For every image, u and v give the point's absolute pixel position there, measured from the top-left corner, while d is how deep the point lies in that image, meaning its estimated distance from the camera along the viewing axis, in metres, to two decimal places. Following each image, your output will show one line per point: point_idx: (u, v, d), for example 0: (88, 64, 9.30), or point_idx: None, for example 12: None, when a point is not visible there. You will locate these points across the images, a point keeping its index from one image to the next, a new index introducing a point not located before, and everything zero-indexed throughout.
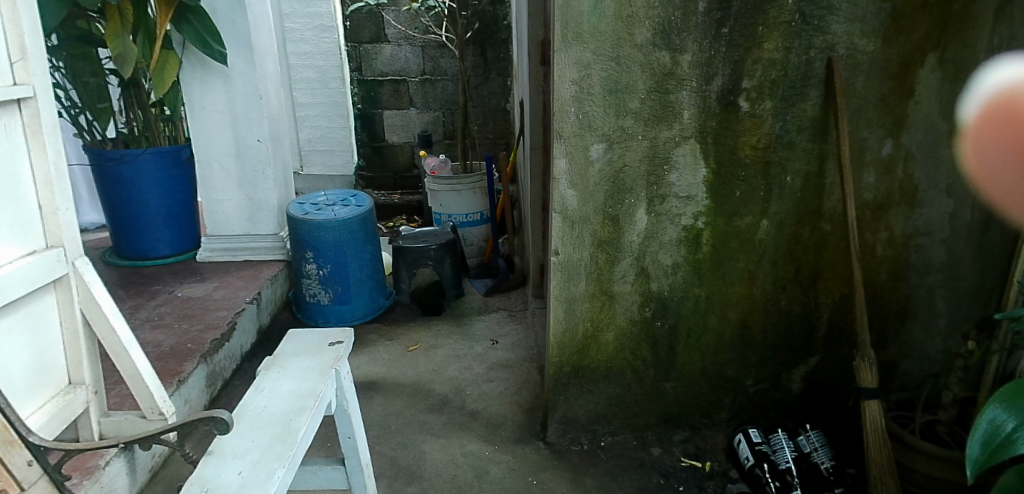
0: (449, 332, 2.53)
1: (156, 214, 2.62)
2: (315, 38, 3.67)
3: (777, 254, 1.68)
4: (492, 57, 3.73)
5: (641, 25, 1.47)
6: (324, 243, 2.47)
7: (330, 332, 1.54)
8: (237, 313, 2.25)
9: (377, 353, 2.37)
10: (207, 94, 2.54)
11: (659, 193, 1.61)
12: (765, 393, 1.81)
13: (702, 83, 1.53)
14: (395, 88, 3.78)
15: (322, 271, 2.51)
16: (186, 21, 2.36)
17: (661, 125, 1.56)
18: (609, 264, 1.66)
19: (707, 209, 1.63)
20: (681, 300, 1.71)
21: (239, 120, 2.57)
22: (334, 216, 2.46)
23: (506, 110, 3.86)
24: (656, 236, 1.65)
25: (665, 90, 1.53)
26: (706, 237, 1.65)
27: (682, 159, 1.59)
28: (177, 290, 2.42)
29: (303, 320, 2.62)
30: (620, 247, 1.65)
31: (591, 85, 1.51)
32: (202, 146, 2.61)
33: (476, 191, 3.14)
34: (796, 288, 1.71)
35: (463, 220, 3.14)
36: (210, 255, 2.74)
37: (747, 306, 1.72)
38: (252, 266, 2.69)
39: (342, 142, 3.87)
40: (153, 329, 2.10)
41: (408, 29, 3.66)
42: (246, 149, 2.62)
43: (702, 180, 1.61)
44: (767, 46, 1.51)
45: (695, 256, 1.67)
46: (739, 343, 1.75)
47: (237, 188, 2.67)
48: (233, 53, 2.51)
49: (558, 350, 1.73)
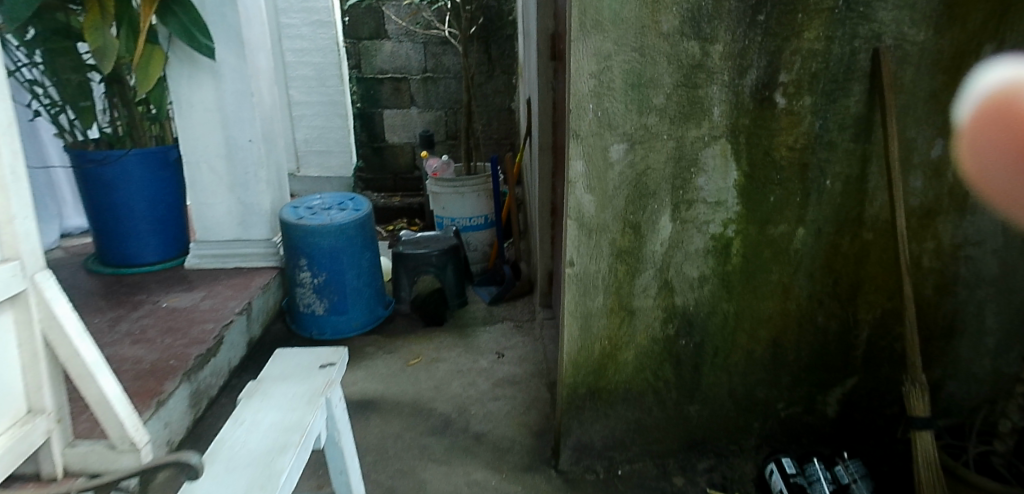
0: (452, 345, 2.37)
1: (142, 219, 2.48)
2: (312, 34, 3.51)
3: (813, 266, 1.52)
4: (497, 54, 3.59)
5: (667, 12, 1.32)
6: (319, 250, 2.32)
7: (321, 352, 1.39)
8: (225, 326, 2.10)
9: (375, 368, 2.22)
10: (196, 91, 2.40)
11: (685, 198, 1.46)
12: (797, 417, 1.65)
13: (734, 75, 1.38)
14: (396, 86, 3.63)
15: (316, 279, 2.36)
16: (172, 13, 2.19)
17: (689, 123, 1.41)
18: (629, 277, 1.51)
19: (738, 216, 1.48)
20: (708, 316, 1.55)
21: (229, 120, 2.43)
22: (329, 221, 2.31)
23: (511, 110, 3.71)
24: (681, 245, 1.49)
25: (693, 84, 1.38)
26: (736, 247, 1.50)
27: (711, 161, 1.44)
28: (162, 301, 2.27)
29: (297, 332, 2.47)
30: (641, 257, 1.50)
31: (610, 78, 1.36)
32: (190, 147, 2.46)
33: (480, 194, 2.98)
34: (834, 303, 1.55)
35: (466, 224, 2.98)
36: (199, 262, 2.58)
37: (780, 322, 1.56)
38: (243, 274, 2.54)
39: (340, 142, 3.71)
40: (133, 344, 1.95)
41: (409, 24, 3.51)
42: (237, 149, 2.47)
43: (732, 184, 1.45)
44: (809, 36, 1.36)
45: (724, 267, 1.51)
46: (771, 362, 1.60)
47: (228, 191, 2.52)
48: (223, 47, 2.37)
49: (573, 371, 1.58)
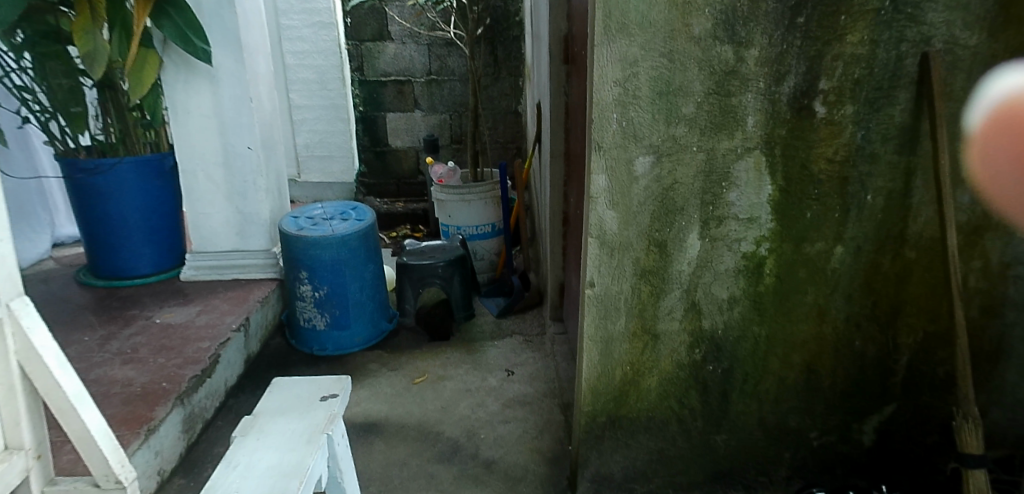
0: (459, 361, 2.26)
1: (136, 230, 2.38)
2: (314, 36, 3.36)
3: (851, 287, 1.41)
4: (503, 56, 3.49)
5: (699, 15, 1.22)
6: (320, 263, 2.22)
7: (324, 381, 1.29)
8: (221, 344, 2.00)
9: (379, 387, 2.11)
10: (192, 96, 2.29)
11: (714, 214, 1.36)
12: (831, 447, 1.54)
13: (770, 82, 1.28)
14: (399, 89, 3.53)
15: (317, 293, 2.25)
16: (167, 15, 2.09)
17: (719, 134, 1.31)
18: (653, 298, 1.40)
19: (772, 234, 1.37)
20: (738, 340, 1.44)
21: (227, 126, 2.33)
22: (331, 232, 2.21)
23: (518, 113, 3.61)
24: (710, 265, 1.38)
25: (726, 92, 1.28)
26: (770, 266, 1.39)
27: (743, 175, 1.33)
28: (156, 316, 2.17)
29: (297, 347, 2.36)
30: (667, 278, 1.39)
31: (636, 86, 1.27)
32: (187, 154, 2.36)
33: (487, 201, 2.88)
34: (874, 327, 1.44)
35: (473, 233, 2.87)
36: (195, 274, 2.47)
37: (815, 347, 1.45)
38: (240, 287, 2.43)
39: (342, 147, 3.57)
40: (124, 365, 1.85)
41: (413, 25, 3.41)
42: (235, 157, 2.37)
43: (767, 200, 1.35)
44: (853, 39, 1.26)
45: (756, 289, 1.40)
46: (804, 390, 1.49)
47: (225, 200, 2.42)
48: (221, 50, 2.27)
49: (592, 398, 1.47)
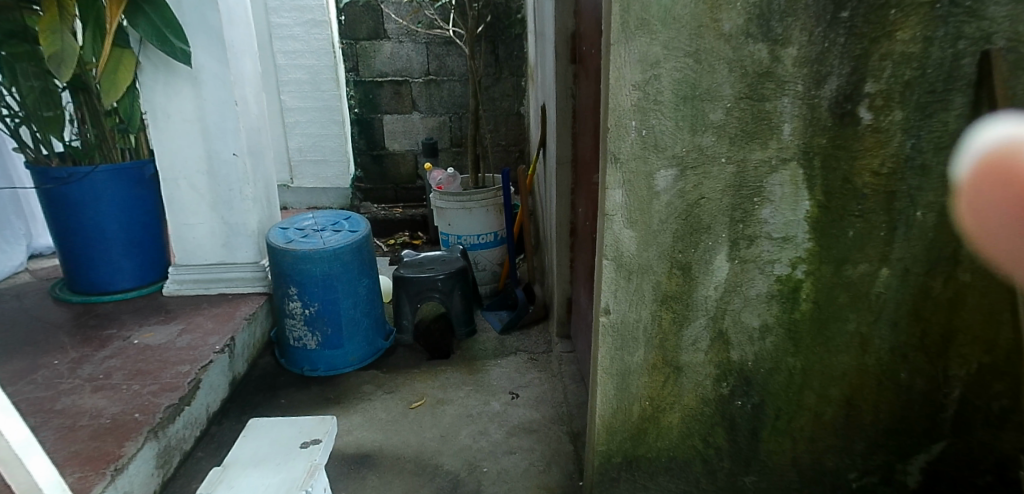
0: (460, 382, 2.11)
1: (114, 242, 2.23)
2: (304, 34, 3.21)
3: (897, 314, 1.25)
4: (505, 55, 3.34)
5: (730, 8, 1.08)
6: (309, 278, 2.07)
7: (306, 423, 1.15)
8: (202, 368, 1.85)
9: (373, 412, 1.95)
10: (173, 99, 2.15)
11: (746, 233, 1.21)
12: (872, 488, 1.39)
13: (810, 85, 1.13)
14: (396, 90, 3.38)
15: (308, 310, 2.10)
16: (141, 13, 1.94)
17: (752, 143, 1.16)
18: (676, 327, 1.26)
19: (809, 254, 1.22)
20: (771, 373, 1.30)
21: (211, 132, 2.19)
22: (323, 245, 2.07)
23: (520, 114, 3.46)
24: (739, 290, 1.24)
25: (760, 96, 1.14)
26: (807, 291, 1.24)
27: (778, 189, 1.19)
28: (134, 336, 2.02)
29: (287, 367, 2.21)
30: (691, 305, 1.25)
31: (657, 90, 1.13)
32: (168, 161, 2.21)
33: (489, 209, 2.72)
34: (922, 358, 1.28)
35: (474, 242, 2.72)
36: (178, 288, 2.32)
37: (856, 380, 1.30)
38: (227, 302, 2.28)
39: (336, 151, 3.41)
40: (95, 393, 1.70)
41: (410, 23, 3.26)
42: (219, 165, 2.23)
43: (804, 217, 1.20)
44: (903, 36, 1.10)
45: (791, 316, 1.26)
46: (843, 427, 1.34)
47: (210, 210, 2.28)
48: (202, 51, 2.12)
49: (607, 436, 1.33)
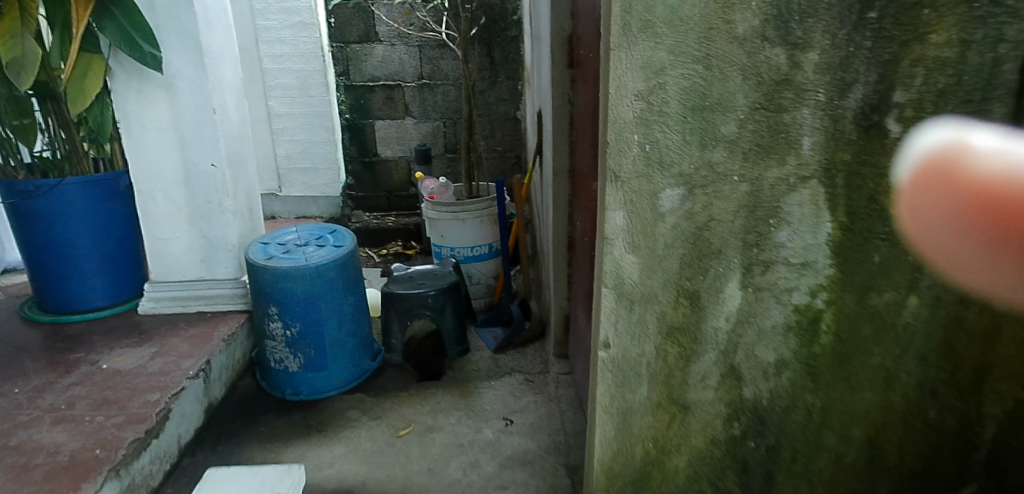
0: (450, 407, 1.99)
1: (87, 259, 2.10)
2: (292, 37, 3.09)
3: (926, 348, 1.11)
4: (501, 58, 3.22)
5: (744, 8, 0.97)
6: (291, 297, 1.95)
7: (269, 475, 1.03)
8: (173, 396, 1.73)
9: (357, 442, 1.83)
10: (146, 107, 2.02)
11: (760, 258, 1.09)
12: None
13: (832, 94, 1.01)
14: (388, 95, 3.26)
15: (289, 331, 1.98)
16: (109, 15, 1.83)
17: (768, 159, 1.04)
18: (682, 362, 1.14)
19: (831, 282, 1.10)
20: (787, 412, 1.18)
21: (188, 141, 2.06)
22: (305, 262, 1.94)
23: (517, 119, 3.34)
24: (752, 321, 1.12)
25: (777, 107, 1.02)
26: (827, 322, 1.12)
27: (797, 210, 1.07)
28: (103, 360, 1.90)
29: (268, 391, 2.09)
30: (699, 337, 1.13)
31: (663, 101, 1.01)
32: (143, 173, 2.09)
33: (483, 220, 2.60)
34: (955, 395, 1.13)
35: (468, 255, 2.61)
36: (155, 307, 2.20)
37: (880, 419, 1.17)
38: (205, 321, 2.16)
39: (326, 158, 3.28)
40: (55, 426, 1.58)
41: (402, 25, 3.14)
42: (197, 176, 2.10)
43: (825, 240, 1.08)
44: (937, 40, 0.95)
45: (809, 350, 1.14)
46: (866, 469, 1.21)
47: (188, 224, 2.16)
48: (176, 55, 1.99)
49: (608, 482, 1.21)
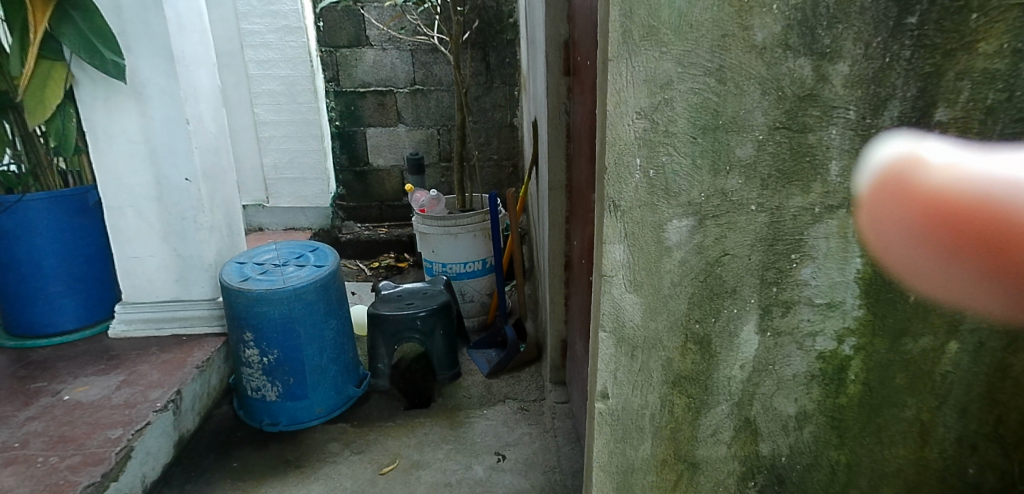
0: (439, 440, 1.87)
1: (53, 280, 1.96)
2: (278, 41, 2.96)
3: (967, 398, 0.96)
4: (497, 63, 3.09)
5: (763, 11, 0.84)
6: (267, 322, 1.81)
7: None
8: (136, 432, 1.60)
9: (338, 480, 1.71)
10: (115, 118, 1.89)
11: (779, 299, 0.96)
12: None
13: (865, 112, 0.87)
14: (380, 101, 3.13)
15: (266, 358, 1.85)
16: (68, 18, 1.71)
17: (789, 186, 0.91)
18: (691, 415, 1.01)
19: (860, 325, 0.96)
20: (809, 470, 1.04)
21: (159, 154, 1.93)
22: (282, 284, 1.81)
23: (514, 126, 3.21)
24: (770, 369, 0.99)
25: (800, 126, 0.88)
26: (856, 371, 0.98)
27: (822, 244, 0.93)
28: (66, 390, 1.77)
29: (246, 420, 1.96)
30: (710, 386, 1.00)
31: (670, 119, 0.87)
32: (112, 187, 1.95)
33: (477, 234, 2.47)
34: (998, 451, 0.97)
35: (461, 271, 2.48)
36: (126, 329, 2.07)
37: (913, 478, 1.03)
38: (179, 345, 2.03)
39: (316, 169, 3.15)
40: (5, 469, 1.45)
41: (392, 29, 3.01)
42: (169, 191, 1.97)
43: (855, 279, 0.94)
44: (988, 48, 0.81)
45: (835, 401, 1.00)
46: None
47: (160, 242, 2.02)
48: (144, 63, 1.86)
49: None
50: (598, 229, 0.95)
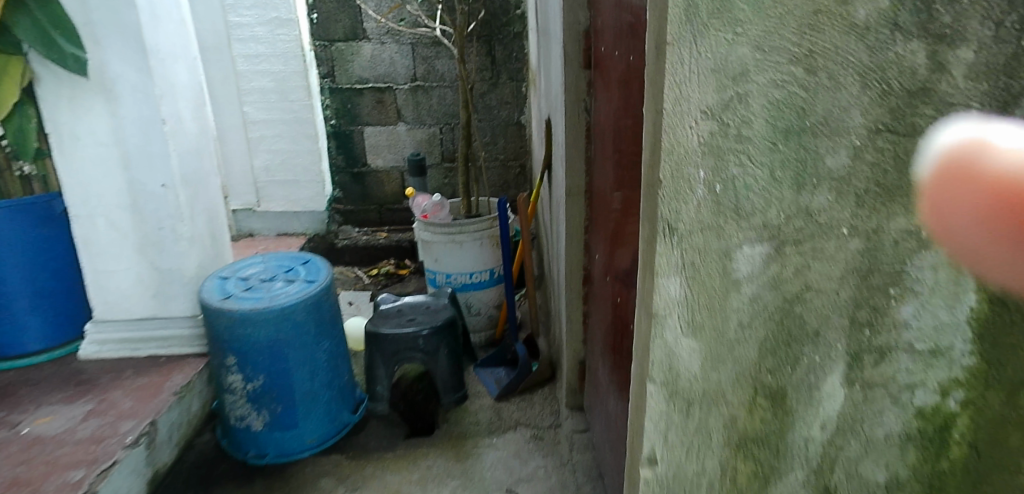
0: (444, 475, 1.69)
1: (15, 298, 1.78)
2: (269, 35, 2.77)
3: None
4: (502, 57, 2.90)
5: None
6: (252, 345, 1.63)
7: None
8: (102, 473, 1.42)
9: None
10: (82, 118, 1.71)
11: (871, 343, 0.77)
12: None
13: (991, 109, 0.68)
14: (378, 98, 2.94)
15: (251, 385, 1.67)
16: (24, 7, 1.56)
17: (889, 203, 0.71)
18: (758, 484, 0.83)
19: (970, 376, 0.76)
20: None
21: (133, 158, 1.75)
22: (269, 303, 1.62)
23: (521, 124, 3.02)
24: (855, 428, 0.81)
25: (909, 128, 0.68)
26: (962, 432, 0.79)
27: (927, 276, 0.74)
28: (26, 422, 1.59)
29: (229, 452, 1.77)
30: (782, 449, 0.82)
31: (745, 121, 0.68)
32: (81, 194, 1.77)
33: (484, 242, 2.27)
34: None
35: (467, 282, 2.29)
36: (98, 351, 1.89)
37: None
38: (157, 368, 1.85)
39: (310, 170, 2.96)
40: None
41: (391, 21, 2.81)
42: (145, 198, 1.79)
43: (966, 320, 0.74)
44: None
45: (934, 468, 0.81)
46: None
47: (136, 254, 1.84)
48: (113, 57, 1.67)
49: None
50: (647, 259, 0.76)
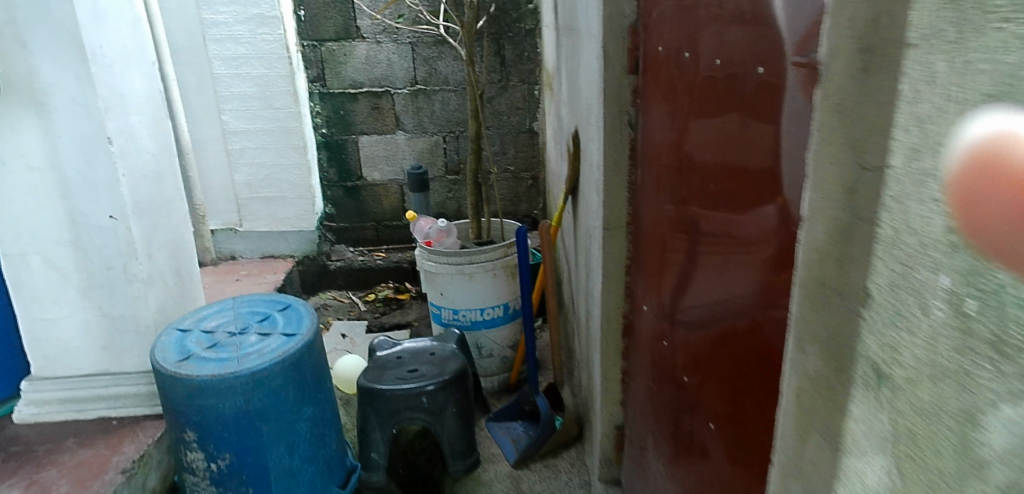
0: None
1: None
2: (249, 34, 2.45)
3: None
4: (513, 57, 2.59)
5: None
6: (216, 417, 1.31)
7: None
8: None
9: None
10: (9, 138, 1.41)
11: None
12: None
13: None
14: (374, 104, 2.62)
15: (215, 464, 1.34)
16: None
17: None
18: None
19: None
20: None
21: (71, 186, 1.45)
22: (237, 367, 1.31)
23: (534, 131, 2.70)
24: None
25: None
26: None
27: None
28: None
29: None
30: None
31: None
32: (10, 229, 1.47)
33: (497, 273, 1.95)
34: None
35: (477, 319, 1.97)
36: (36, 413, 1.58)
37: None
38: (105, 436, 1.53)
39: (297, 185, 2.65)
40: None
41: (388, 18, 2.50)
42: (89, 231, 1.48)
43: None
44: None
45: None
46: None
47: (79, 299, 1.53)
48: (44, 62, 1.38)
49: None
50: (832, 409, 0.44)
